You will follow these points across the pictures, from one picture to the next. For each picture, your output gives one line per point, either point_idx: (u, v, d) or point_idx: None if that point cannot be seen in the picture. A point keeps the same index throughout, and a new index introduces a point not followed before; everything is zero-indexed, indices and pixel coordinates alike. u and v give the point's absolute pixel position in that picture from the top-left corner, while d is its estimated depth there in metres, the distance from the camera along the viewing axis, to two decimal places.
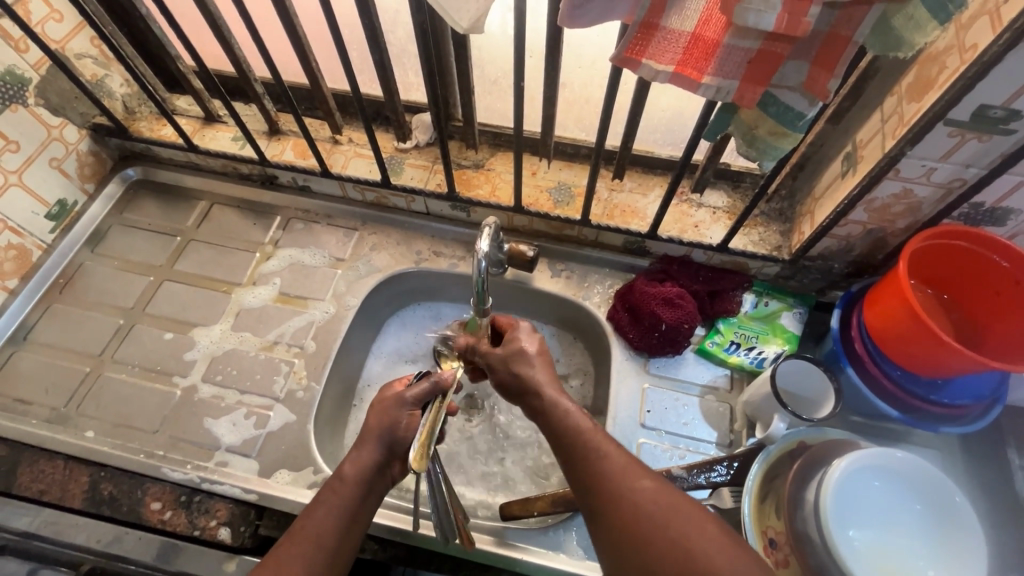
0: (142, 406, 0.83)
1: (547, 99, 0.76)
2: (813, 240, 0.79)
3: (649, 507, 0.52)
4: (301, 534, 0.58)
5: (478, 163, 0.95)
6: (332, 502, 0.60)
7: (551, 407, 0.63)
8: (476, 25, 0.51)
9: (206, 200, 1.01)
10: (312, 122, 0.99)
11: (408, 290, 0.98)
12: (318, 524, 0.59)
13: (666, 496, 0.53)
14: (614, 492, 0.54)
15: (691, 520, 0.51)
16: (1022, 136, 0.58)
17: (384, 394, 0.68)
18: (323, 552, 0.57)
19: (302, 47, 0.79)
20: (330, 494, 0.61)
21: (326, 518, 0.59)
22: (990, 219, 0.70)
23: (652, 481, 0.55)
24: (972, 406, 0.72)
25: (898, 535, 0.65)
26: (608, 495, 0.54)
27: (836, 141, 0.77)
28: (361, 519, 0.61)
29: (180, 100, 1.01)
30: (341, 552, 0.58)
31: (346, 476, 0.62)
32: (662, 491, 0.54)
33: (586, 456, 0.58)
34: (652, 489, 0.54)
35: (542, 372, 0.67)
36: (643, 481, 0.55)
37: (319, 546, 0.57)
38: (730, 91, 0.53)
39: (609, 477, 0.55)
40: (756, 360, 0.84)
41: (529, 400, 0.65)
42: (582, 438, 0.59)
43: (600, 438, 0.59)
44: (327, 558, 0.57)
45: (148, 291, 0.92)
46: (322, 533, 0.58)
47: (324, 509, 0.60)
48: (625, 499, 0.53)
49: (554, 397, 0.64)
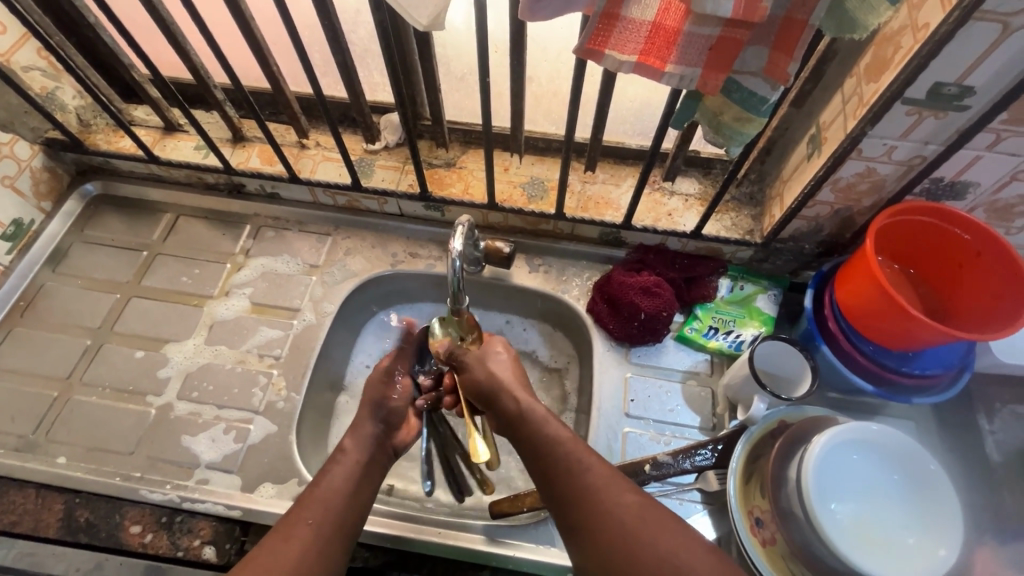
0: (117, 428, 0.80)
1: (515, 94, 0.75)
2: (783, 222, 0.80)
3: (627, 520, 0.55)
4: (313, 496, 0.61)
5: (449, 161, 0.93)
6: (337, 469, 0.64)
7: (527, 412, 0.66)
8: (436, 22, 0.51)
9: (173, 212, 0.98)
10: (277, 126, 0.96)
11: (384, 293, 0.97)
12: (328, 488, 0.62)
13: (647, 509, 0.56)
14: (599, 502, 0.57)
15: (663, 523, 0.55)
16: (976, 111, 0.60)
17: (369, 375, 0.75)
18: (333, 514, 0.60)
19: (261, 50, 0.76)
20: (334, 464, 0.65)
21: (332, 484, 0.63)
22: (951, 193, 0.72)
23: (635, 496, 0.57)
24: (943, 375, 0.74)
25: (878, 506, 0.67)
26: (591, 511, 0.57)
27: (800, 124, 0.78)
28: (367, 485, 0.65)
29: (137, 110, 0.98)
30: (349, 512, 0.61)
31: (347, 448, 0.67)
32: (645, 507, 0.56)
33: (569, 468, 0.60)
34: (636, 503, 0.56)
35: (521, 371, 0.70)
36: (627, 495, 0.57)
37: (329, 507, 0.60)
38: (694, 78, 0.54)
39: (590, 490, 0.58)
40: (734, 344, 0.85)
41: (503, 402, 0.68)
42: (560, 448, 0.62)
43: (579, 447, 0.62)
44: (337, 520, 0.60)
45: (116, 309, 0.90)
46: (331, 495, 0.61)
47: (329, 478, 0.63)
48: (607, 513, 0.56)
49: (527, 402, 0.67)
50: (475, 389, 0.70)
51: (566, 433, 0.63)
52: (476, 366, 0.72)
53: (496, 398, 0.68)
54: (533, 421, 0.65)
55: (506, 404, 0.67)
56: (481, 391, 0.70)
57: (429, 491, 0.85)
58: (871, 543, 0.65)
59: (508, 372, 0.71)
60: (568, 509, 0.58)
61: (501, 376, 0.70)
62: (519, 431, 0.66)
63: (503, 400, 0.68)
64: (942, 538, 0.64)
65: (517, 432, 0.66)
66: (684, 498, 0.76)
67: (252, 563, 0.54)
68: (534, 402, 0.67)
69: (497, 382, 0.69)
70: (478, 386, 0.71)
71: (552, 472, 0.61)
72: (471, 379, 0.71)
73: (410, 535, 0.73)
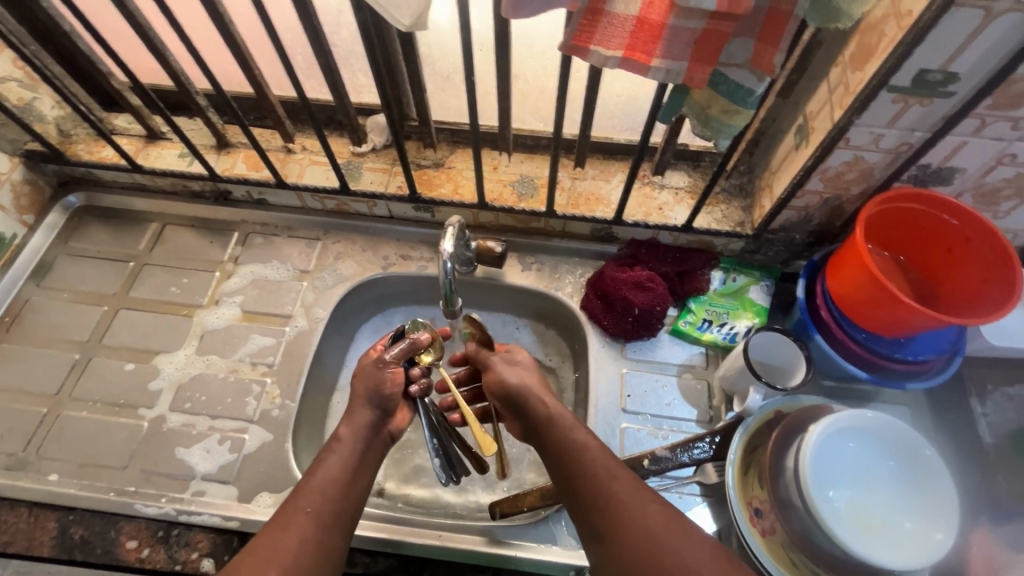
0: (109, 442, 0.79)
1: (502, 92, 0.75)
2: (773, 213, 0.80)
3: (656, 531, 0.55)
4: (309, 486, 0.61)
5: (437, 162, 0.93)
6: (332, 458, 0.63)
7: (556, 418, 0.66)
8: (418, 22, 0.51)
9: (159, 221, 0.97)
10: (261, 132, 0.95)
11: (377, 296, 0.96)
12: (323, 478, 0.61)
13: (673, 520, 0.56)
14: (627, 512, 0.57)
15: (686, 532, 0.55)
16: (960, 98, 0.60)
17: (361, 364, 0.71)
18: (330, 503, 0.60)
19: (243, 54, 0.75)
20: (328, 453, 0.64)
21: (328, 473, 0.62)
22: (938, 179, 0.72)
23: (659, 506, 0.58)
24: (935, 360, 0.75)
25: (875, 492, 0.68)
26: (613, 518, 0.57)
27: (787, 114, 0.78)
28: (363, 472, 0.64)
29: (118, 119, 0.96)
30: (347, 500, 0.61)
31: (343, 436, 0.65)
32: (671, 517, 0.57)
33: (595, 478, 0.60)
34: (660, 514, 0.57)
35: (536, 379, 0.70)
36: (651, 507, 0.57)
37: (326, 497, 0.60)
38: (680, 73, 0.53)
39: (618, 499, 0.58)
40: (729, 336, 0.85)
41: (532, 408, 0.67)
42: (589, 457, 0.62)
43: (605, 457, 0.62)
44: (336, 508, 0.60)
45: (104, 322, 0.88)
46: (328, 483, 0.61)
47: (325, 467, 0.62)
48: (632, 523, 0.56)
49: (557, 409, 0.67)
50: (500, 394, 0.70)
51: (594, 442, 0.63)
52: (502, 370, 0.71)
53: (527, 404, 0.68)
54: (562, 428, 0.65)
55: (536, 409, 0.67)
56: (509, 396, 0.69)
57: (427, 494, 0.84)
58: (870, 530, 0.65)
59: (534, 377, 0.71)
60: (593, 518, 0.59)
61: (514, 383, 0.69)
62: (546, 437, 0.65)
63: (535, 406, 0.67)
64: (940, 522, 0.65)
65: (544, 437, 0.66)
66: (683, 492, 0.77)
67: (254, 555, 0.55)
68: (564, 410, 0.67)
69: (527, 389, 0.69)
70: (506, 392, 0.70)
71: (578, 480, 0.61)
72: (497, 382, 0.70)
73: (411, 539, 0.73)
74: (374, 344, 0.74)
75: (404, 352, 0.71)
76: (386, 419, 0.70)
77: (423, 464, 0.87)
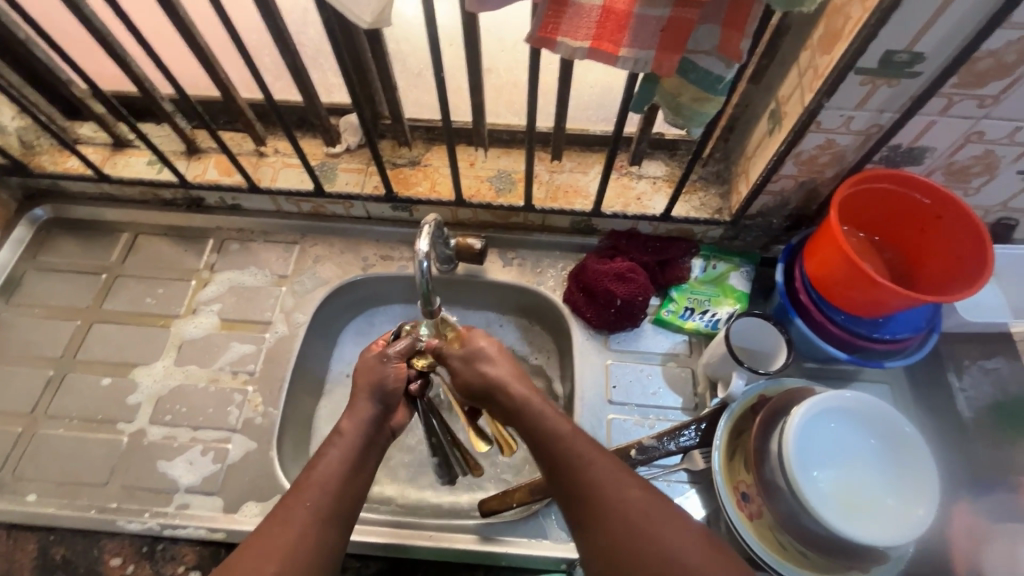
0: (88, 459, 0.78)
1: (474, 87, 0.74)
2: (750, 198, 0.81)
3: (638, 518, 0.55)
4: (308, 481, 0.59)
5: (413, 159, 0.91)
6: (333, 452, 0.62)
7: (525, 406, 0.65)
8: (380, 19, 0.50)
9: (131, 231, 0.95)
10: (232, 135, 0.93)
11: (358, 298, 0.95)
12: (323, 472, 0.60)
13: (655, 506, 0.57)
14: (608, 500, 0.57)
15: (670, 520, 0.56)
16: (926, 78, 0.61)
17: (364, 357, 0.70)
18: (329, 498, 0.58)
19: (207, 57, 0.73)
20: (329, 446, 0.63)
21: (328, 467, 0.60)
22: (909, 159, 0.73)
23: (641, 491, 0.58)
24: (913, 338, 0.76)
25: (858, 472, 0.69)
26: (596, 506, 0.57)
27: (760, 99, 0.78)
28: (365, 467, 0.63)
29: (83, 127, 0.94)
30: (346, 495, 0.60)
31: (344, 430, 0.64)
32: (652, 501, 0.57)
33: (573, 465, 0.59)
34: (642, 499, 0.57)
35: (504, 367, 0.68)
36: (633, 491, 0.57)
37: (326, 491, 0.59)
38: (649, 61, 0.53)
39: (598, 487, 0.58)
40: (710, 323, 0.86)
41: (501, 398, 0.66)
42: (564, 444, 0.61)
43: (582, 443, 0.61)
44: (334, 504, 0.58)
45: (77, 336, 0.86)
46: (327, 479, 0.60)
47: (325, 461, 0.61)
48: (615, 510, 0.56)
49: (525, 396, 0.66)
50: (468, 388, 0.69)
51: (570, 429, 0.62)
52: (466, 369, 0.69)
53: (494, 397, 0.67)
54: (535, 412, 0.64)
55: (504, 402, 0.66)
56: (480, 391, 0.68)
57: (418, 496, 0.84)
58: (853, 509, 0.66)
59: (506, 365, 0.69)
60: (576, 505, 0.58)
61: (488, 376, 0.67)
62: (520, 422, 0.65)
63: (499, 398, 0.66)
64: (921, 497, 0.66)
65: (520, 423, 0.65)
66: (671, 479, 0.77)
67: (244, 552, 0.54)
68: (529, 394, 0.66)
69: (493, 382, 0.67)
70: (471, 388, 0.69)
71: (558, 468, 0.60)
72: (461, 380, 0.69)
73: (401, 541, 0.72)
74: (376, 340, 0.73)
75: (408, 348, 0.69)
76: (390, 413, 0.68)
77: (411, 465, 0.86)
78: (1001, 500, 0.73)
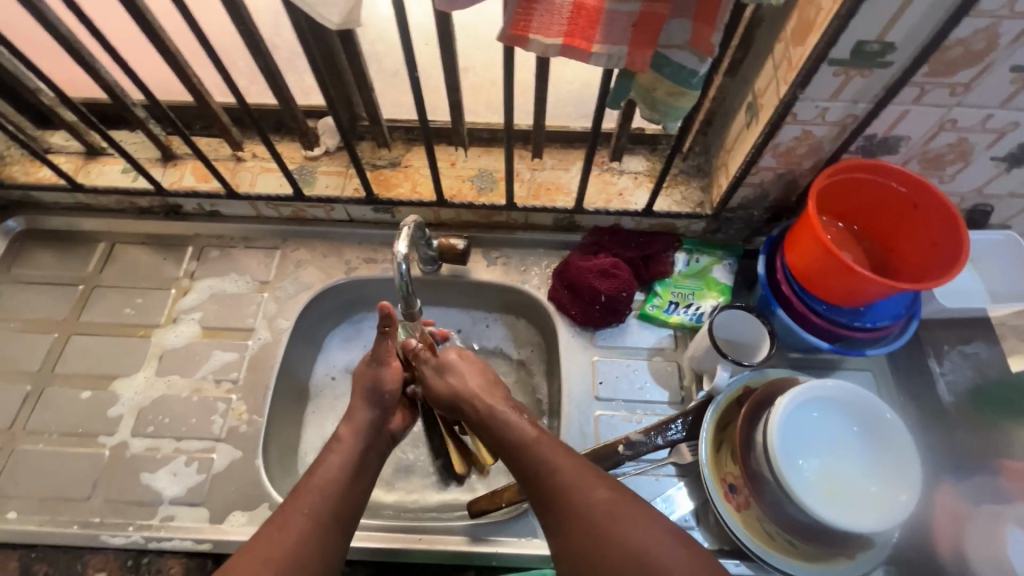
0: (69, 474, 0.76)
1: (450, 86, 0.73)
2: (730, 191, 0.81)
3: (603, 519, 0.55)
4: (308, 486, 0.60)
5: (393, 160, 0.90)
6: (334, 457, 0.63)
7: (493, 413, 0.65)
8: (348, 20, 0.50)
9: (107, 240, 0.93)
10: (208, 141, 0.92)
11: (342, 302, 0.94)
12: (324, 476, 0.61)
13: (621, 506, 0.56)
14: (573, 504, 0.57)
15: (639, 518, 0.55)
16: (898, 67, 0.61)
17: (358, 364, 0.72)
18: (330, 501, 0.59)
19: (178, 62, 0.72)
20: (328, 452, 0.64)
21: (328, 471, 0.61)
22: (885, 148, 0.73)
23: (607, 491, 0.57)
24: (893, 326, 0.76)
25: (841, 459, 0.70)
26: (565, 510, 0.57)
27: (736, 92, 0.78)
28: (366, 471, 0.64)
29: (54, 136, 0.92)
30: (348, 499, 0.60)
31: (344, 436, 0.65)
32: (617, 501, 0.56)
33: (540, 471, 0.59)
34: (608, 499, 0.56)
35: (473, 380, 0.69)
36: (599, 491, 0.57)
37: (327, 495, 0.59)
38: (622, 57, 0.52)
39: (564, 491, 0.58)
40: (695, 316, 0.86)
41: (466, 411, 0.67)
42: (533, 450, 0.61)
43: (548, 448, 0.61)
44: (335, 508, 0.59)
45: (55, 349, 0.85)
46: (327, 483, 0.60)
47: (325, 466, 0.62)
48: (581, 513, 0.56)
49: (489, 404, 0.66)
50: (437, 401, 0.70)
51: (535, 433, 0.62)
52: (434, 379, 0.70)
53: (459, 409, 0.68)
54: (502, 420, 0.64)
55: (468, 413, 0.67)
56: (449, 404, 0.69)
57: (407, 499, 0.83)
58: (837, 496, 0.67)
59: (475, 377, 0.70)
60: (548, 511, 0.58)
61: (458, 387, 0.68)
62: (489, 430, 0.65)
63: (465, 411, 0.67)
64: (902, 482, 0.67)
65: (491, 432, 0.65)
66: (660, 474, 0.77)
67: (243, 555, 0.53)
68: (496, 403, 0.66)
69: (459, 396, 0.68)
70: (440, 400, 0.70)
71: (529, 478, 0.60)
72: (430, 392, 0.71)
73: (390, 545, 0.72)
74: None
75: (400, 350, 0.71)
76: (389, 418, 0.69)
77: (400, 469, 0.86)
78: (982, 484, 0.73)
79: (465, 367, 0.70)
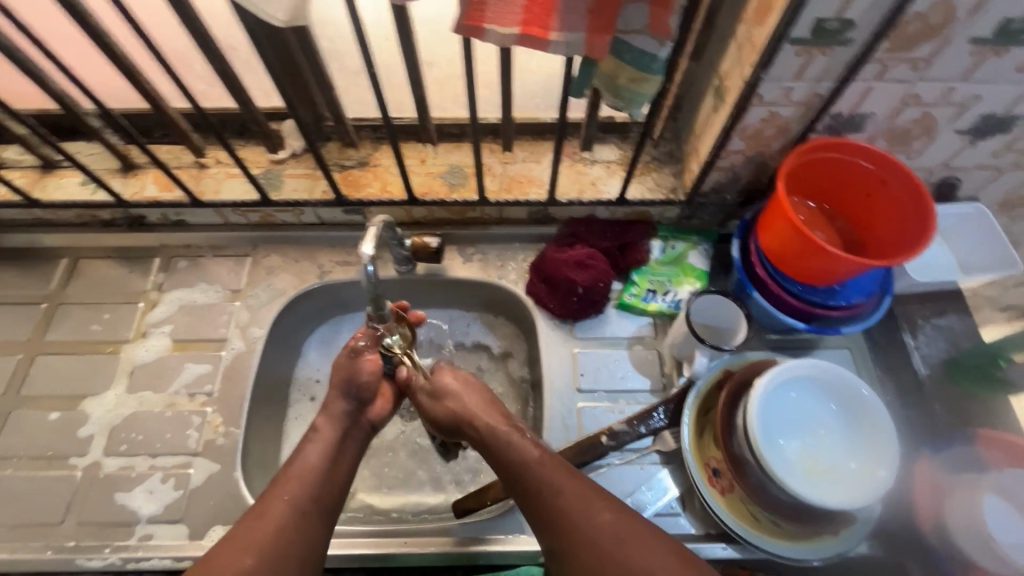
0: (40, 498, 0.74)
1: (413, 82, 0.72)
2: (701, 176, 0.81)
3: (607, 543, 0.56)
4: (289, 473, 0.60)
5: (362, 160, 0.89)
6: (315, 445, 0.63)
7: (493, 432, 0.64)
8: (295, 17, 0.48)
9: (70, 256, 0.90)
10: (169, 148, 0.89)
11: (318, 307, 0.92)
12: (304, 464, 0.60)
13: (626, 528, 0.57)
14: (577, 526, 0.57)
15: (643, 539, 0.56)
16: (858, 44, 0.61)
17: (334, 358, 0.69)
18: (312, 488, 0.59)
19: (128, 69, 0.70)
20: (307, 443, 0.63)
21: (306, 461, 0.61)
22: (851, 126, 0.73)
23: (611, 513, 0.58)
24: (866, 302, 0.77)
25: (821, 438, 0.70)
26: (567, 532, 0.57)
27: (703, 76, 0.78)
28: (345, 460, 0.63)
29: (7, 151, 0.89)
30: (329, 488, 0.60)
31: (321, 426, 0.64)
32: (622, 522, 0.57)
33: (541, 492, 0.59)
34: (609, 522, 0.57)
35: (473, 400, 0.68)
36: (604, 514, 0.57)
37: (308, 484, 0.59)
38: (581, 45, 0.51)
39: (567, 514, 0.58)
40: (673, 303, 0.86)
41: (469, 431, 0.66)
42: (533, 474, 0.60)
43: (550, 469, 0.60)
44: (315, 497, 0.59)
45: (19, 371, 0.82)
46: (307, 472, 0.60)
47: (305, 455, 0.62)
48: (584, 535, 0.57)
49: (490, 424, 0.65)
50: (437, 424, 0.69)
51: (536, 454, 0.62)
52: (433, 405, 0.69)
53: (463, 431, 0.67)
54: (503, 439, 0.63)
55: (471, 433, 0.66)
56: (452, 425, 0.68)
57: (392, 503, 0.82)
58: (818, 474, 0.67)
59: (474, 397, 0.68)
60: (549, 530, 0.59)
61: (458, 409, 0.67)
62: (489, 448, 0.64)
63: (467, 432, 0.67)
64: (880, 457, 0.68)
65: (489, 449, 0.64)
66: (645, 462, 0.77)
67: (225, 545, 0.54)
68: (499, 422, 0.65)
69: (459, 416, 0.67)
70: (440, 423, 0.69)
71: (528, 495, 0.60)
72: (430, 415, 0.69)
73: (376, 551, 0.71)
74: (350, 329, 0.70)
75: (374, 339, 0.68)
76: (364, 408, 0.68)
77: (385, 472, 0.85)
78: (960, 454, 0.73)
79: (461, 389, 0.69)
